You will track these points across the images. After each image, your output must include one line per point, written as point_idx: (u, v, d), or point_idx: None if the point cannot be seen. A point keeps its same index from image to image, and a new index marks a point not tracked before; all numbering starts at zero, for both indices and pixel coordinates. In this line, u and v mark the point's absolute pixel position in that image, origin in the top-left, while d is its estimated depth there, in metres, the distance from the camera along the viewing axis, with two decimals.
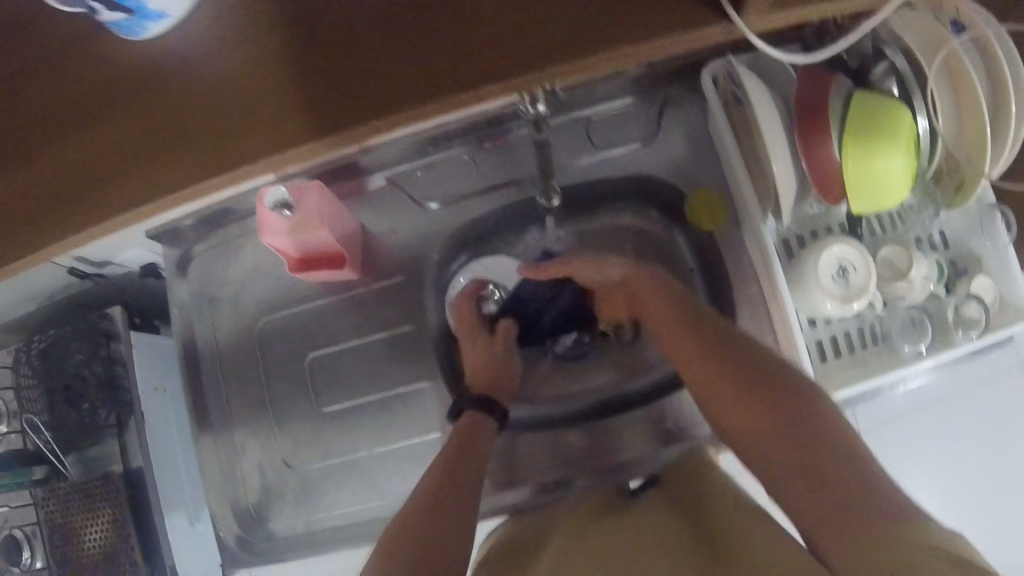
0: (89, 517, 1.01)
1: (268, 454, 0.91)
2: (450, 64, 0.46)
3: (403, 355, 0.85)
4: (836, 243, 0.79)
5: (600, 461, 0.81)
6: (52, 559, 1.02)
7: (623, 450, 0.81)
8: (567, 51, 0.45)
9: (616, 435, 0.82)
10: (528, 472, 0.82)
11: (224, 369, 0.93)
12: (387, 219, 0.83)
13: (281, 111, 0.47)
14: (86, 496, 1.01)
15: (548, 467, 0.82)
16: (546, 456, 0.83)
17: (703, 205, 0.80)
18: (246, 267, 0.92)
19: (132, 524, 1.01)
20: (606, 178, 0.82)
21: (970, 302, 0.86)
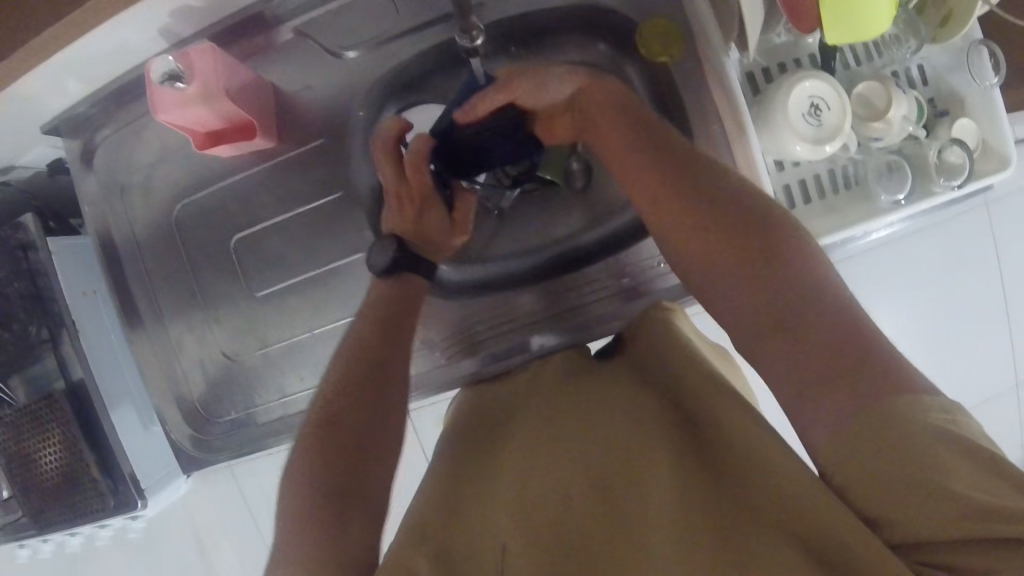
0: (40, 440, 0.92)
1: (207, 349, 0.85)
2: None
3: (337, 227, 0.77)
4: (806, 76, 0.70)
5: (561, 321, 0.77)
6: (16, 489, 0.93)
7: (585, 306, 0.77)
8: None
9: (578, 291, 0.77)
10: (481, 343, 0.77)
11: (151, 265, 0.85)
12: (301, 73, 0.74)
13: None
14: (33, 419, 0.92)
15: (505, 333, 0.77)
16: (501, 321, 0.78)
17: (656, 34, 0.70)
18: (155, 147, 0.82)
19: (86, 443, 0.92)
20: (544, 10, 0.73)
21: (953, 148, 0.78)
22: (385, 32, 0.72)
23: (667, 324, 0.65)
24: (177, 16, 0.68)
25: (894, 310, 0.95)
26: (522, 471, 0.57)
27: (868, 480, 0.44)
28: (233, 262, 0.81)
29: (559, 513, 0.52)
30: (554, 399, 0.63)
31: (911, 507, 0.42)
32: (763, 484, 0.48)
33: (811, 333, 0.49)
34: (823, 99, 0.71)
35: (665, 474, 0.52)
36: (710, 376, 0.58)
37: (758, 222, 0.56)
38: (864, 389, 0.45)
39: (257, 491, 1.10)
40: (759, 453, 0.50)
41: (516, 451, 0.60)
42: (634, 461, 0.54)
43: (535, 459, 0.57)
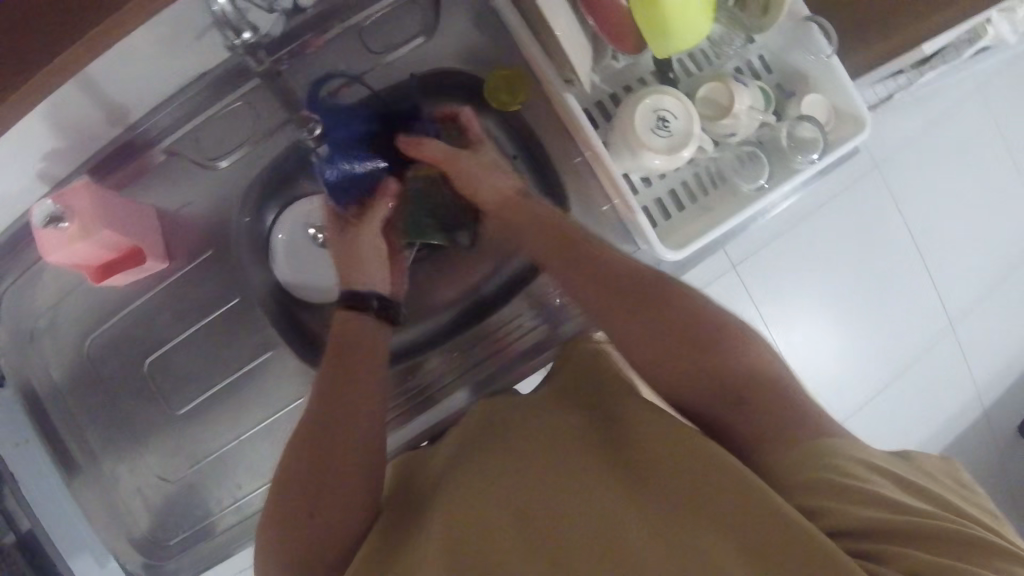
0: None
1: (141, 476, 0.84)
2: None
3: (243, 328, 0.79)
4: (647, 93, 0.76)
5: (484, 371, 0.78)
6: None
7: (505, 351, 0.79)
8: None
9: (496, 335, 0.79)
10: (426, 400, 0.79)
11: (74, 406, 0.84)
12: (179, 191, 0.77)
13: None
14: None
15: (433, 395, 0.79)
16: (430, 385, 0.79)
17: (501, 85, 0.74)
18: (53, 289, 0.82)
19: None
20: (396, 83, 0.76)
21: (803, 124, 0.82)
22: (248, 137, 0.75)
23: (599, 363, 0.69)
24: (49, 159, 0.70)
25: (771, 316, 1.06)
26: (453, 513, 0.55)
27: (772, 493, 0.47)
28: (150, 385, 0.81)
29: (488, 550, 0.51)
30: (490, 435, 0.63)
31: (843, 517, 0.46)
32: (686, 501, 0.49)
33: (733, 371, 0.56)
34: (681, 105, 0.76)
35: (596, 500, 0.52)
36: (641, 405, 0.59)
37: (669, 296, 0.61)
38: (768, 416, 0.54)
39: None
40: (682, 474, 0.51)
41: (450, 487, 0.58)
42: (567, 487, 0.53)
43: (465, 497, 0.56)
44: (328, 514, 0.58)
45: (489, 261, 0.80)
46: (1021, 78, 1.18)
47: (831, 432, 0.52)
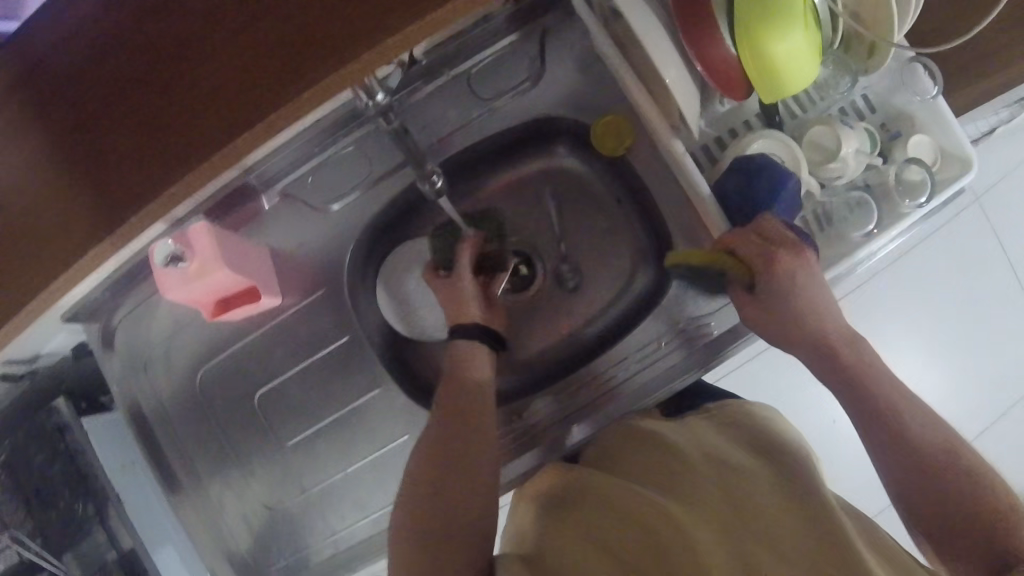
0: None
1: (247, 503, 0.88)
2: (290, 66, 0.49)
3: (349, 364, 0.81)
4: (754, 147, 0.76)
5: (590, 411, 0.77)
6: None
7: (607, 394, 0.77)
8: (367, 35, 0.47)
9: (599, 377, 0.78)
10: (532, 439, 0.79)
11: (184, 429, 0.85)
12: (291, 233, 0.80)
13: (157, 142, 0.51)
14: None
15: (536, 434, 0.79)
16: (535, 423, 0.79)
17: (608, 131, 0.75)
18: (168, 321, 0.86)
19: None
20: (501, 130, 0.77)
21: (910, 167, 0.82)
22: (361, 181, 0.77)
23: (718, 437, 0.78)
24: None
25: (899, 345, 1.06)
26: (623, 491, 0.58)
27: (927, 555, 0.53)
28: (258, 417, 0.85)
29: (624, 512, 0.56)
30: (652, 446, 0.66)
31: None
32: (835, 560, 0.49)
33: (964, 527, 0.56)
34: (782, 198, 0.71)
35: (759, 491, 0.56)
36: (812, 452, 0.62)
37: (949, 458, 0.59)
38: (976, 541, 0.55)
39: None
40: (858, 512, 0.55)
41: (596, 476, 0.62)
42: (737, 480, 0.57)
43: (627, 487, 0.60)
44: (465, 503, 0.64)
45: (597, 300, 0.82)
46: None
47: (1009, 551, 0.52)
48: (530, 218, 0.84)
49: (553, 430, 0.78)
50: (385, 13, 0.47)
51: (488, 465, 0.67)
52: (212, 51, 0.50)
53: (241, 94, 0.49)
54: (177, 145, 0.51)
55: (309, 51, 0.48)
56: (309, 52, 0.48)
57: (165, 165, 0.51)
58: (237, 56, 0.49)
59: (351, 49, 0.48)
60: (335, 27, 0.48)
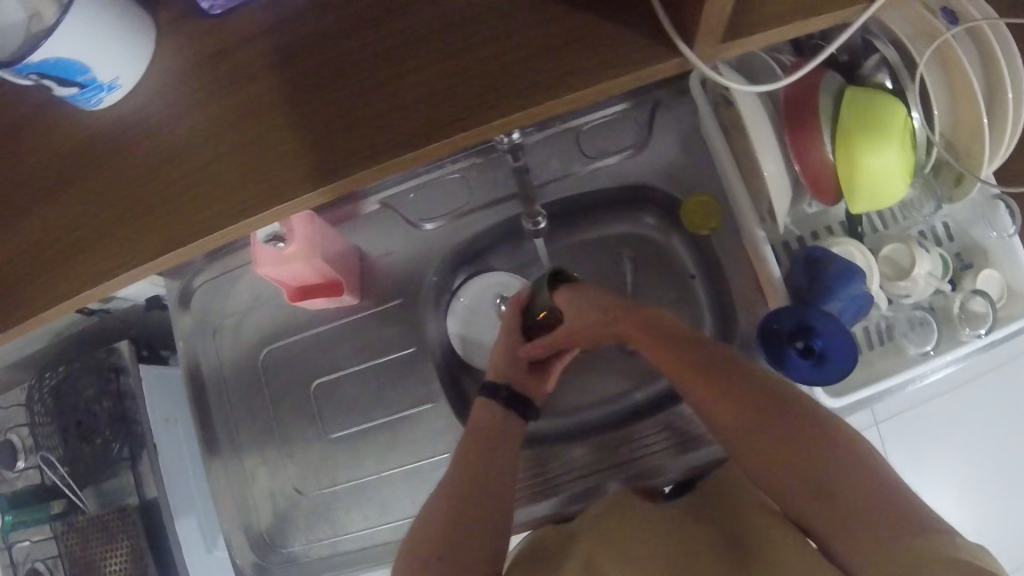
0: (108, 550, 1.00)
1: (279, 482, 0.92)
2: (465, 104, 0.56)
3: (406, 372, 0.85)
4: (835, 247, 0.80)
5: (628, 467, 0.80)
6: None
7: (643, 456, 0.80)
8: (541, 92, 0.55)
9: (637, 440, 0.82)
10: (558, 485, 0.82)
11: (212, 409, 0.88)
12: (381, 239, 0.85)
13: (324, 139, 0.57)
14: (104, 529, 1.00)
15: (571, 478, 0.82)
16: (572, 468, 0.82)
17: (698, 208, 0.79)
18: (248, 295, 0.92)
19: (149, 555, 0.99)
20: (597, 188, 0.82)
21: (975, 298, 0.84)
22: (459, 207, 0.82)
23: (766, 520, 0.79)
24: None
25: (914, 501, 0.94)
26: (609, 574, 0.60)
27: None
28: (310, 403, 0.89)
29: None
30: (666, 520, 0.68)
31: None
32: None
33: None
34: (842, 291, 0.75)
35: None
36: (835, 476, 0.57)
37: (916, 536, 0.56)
38: None
39: None
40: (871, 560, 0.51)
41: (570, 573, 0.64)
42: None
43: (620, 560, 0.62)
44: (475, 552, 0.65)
45: (646, 367, 0.84)
46: None
47: None
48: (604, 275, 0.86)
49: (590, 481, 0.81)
50: (560, 76, 0.55)
51: (510, 493, 0.71)
52: (395, 77, 0.57)
53: (429, 107, 0.56)
54: (345, 143, 0.57)
55: (484, 94, 0.56)
56: (483, 95, 0.56)
57: (330, 156, 0.57)
58: (419, 85, 0.57)
59: (533, 95, 0.55)
60: (512, 79, 0.56)
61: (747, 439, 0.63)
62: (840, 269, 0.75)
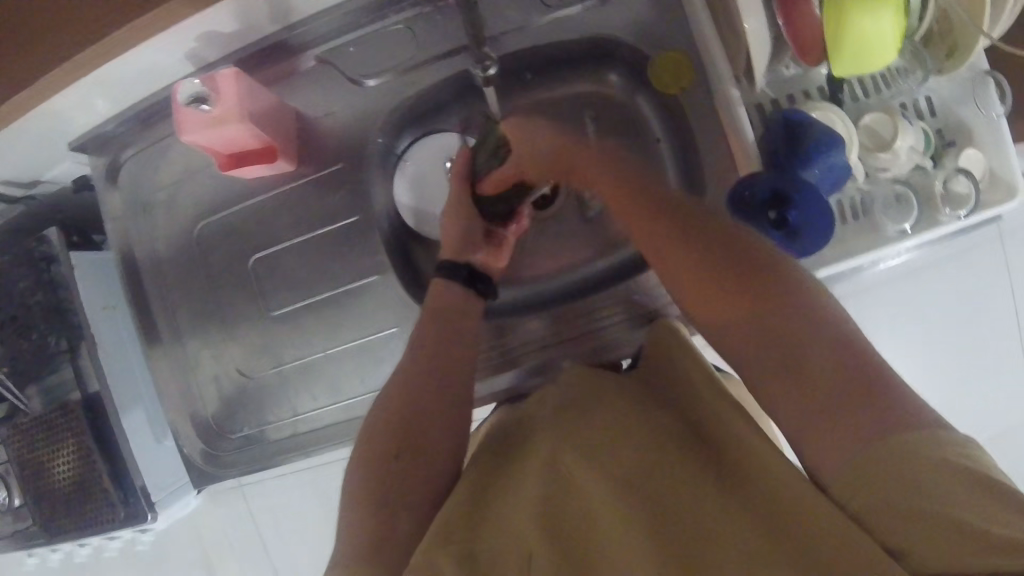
0: (54, 449, 0.95)
1: (222, 366, 0.87)
2: None
3: (352, 245, 0.79)
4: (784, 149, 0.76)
5: (587, 341, 0.77)
6: (27, 497, 0.96)
7: (601, 329, 0.77)
8: None
9: (595, 313, 0.77)
10: (518, 357, 0.78)
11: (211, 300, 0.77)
12: (323, 99, 0.78)
13: None
14: (50, 429, 0.94)
15: (526, 353, 0.78)
16: (528, 342, 0.78)
17: (669, 66, 0.73)
18: (179, 167, 0.84)
19: (98, 453, 0.95)
20: (557, 44, 0.75)
21: (958, 177, 0.78)
22: (406, 61, 0.75)
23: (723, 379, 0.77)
24: (206, 41, 0.72)
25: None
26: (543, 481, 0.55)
27: (957, 485, 0.43)
28: (250, 280, 0.83)
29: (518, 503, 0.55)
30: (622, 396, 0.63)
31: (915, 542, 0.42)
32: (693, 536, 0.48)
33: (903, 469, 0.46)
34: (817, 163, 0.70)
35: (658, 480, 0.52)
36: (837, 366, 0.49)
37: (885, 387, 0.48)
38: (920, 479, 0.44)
39: (271, 505, 1.14)
40: (864, 475, 0.46)
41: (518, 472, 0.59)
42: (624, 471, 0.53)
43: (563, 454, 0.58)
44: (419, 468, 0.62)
45: (615, 235, 0.80)
46: None
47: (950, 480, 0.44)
48: None
49: (544, 353, 0.77)
50: None
51: (463, 368, 0.69)
52: None
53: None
54: None
55: None
56: None
57: None
58: None
59: None
60: None
61: (735, 332, 0.56)
62: (819, 138, 0.70)
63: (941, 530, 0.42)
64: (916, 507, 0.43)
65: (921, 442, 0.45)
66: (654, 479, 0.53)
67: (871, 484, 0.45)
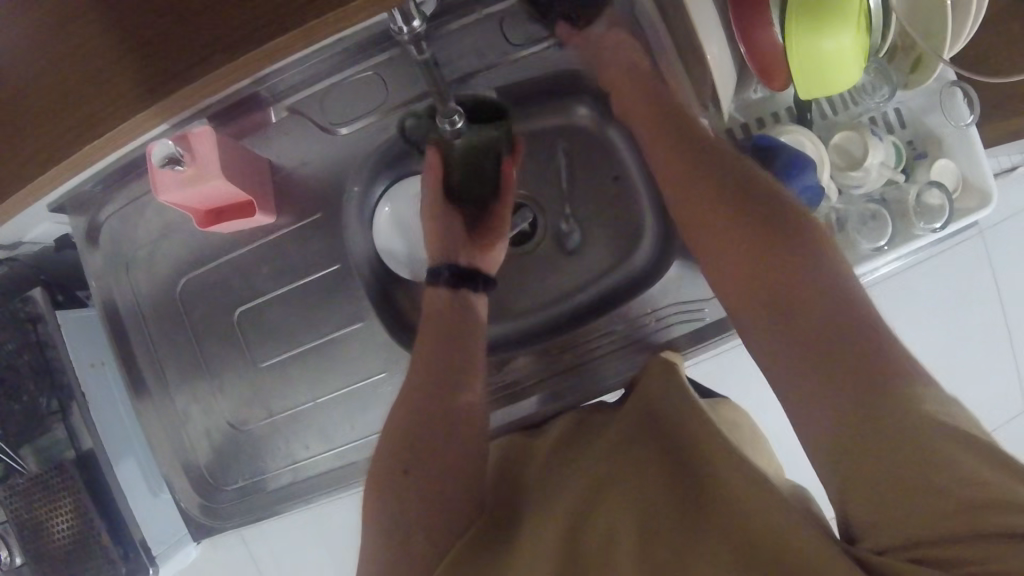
0: (50, 510, 0.93)
1: (213, 419, 0.86)
2: None
3: (335, 292, 0.80)
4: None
5: (576, 373, 0.77)
6: (25, 555, 0.94)
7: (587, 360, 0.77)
8: None
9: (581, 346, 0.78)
10: (521, 393, 0.78)
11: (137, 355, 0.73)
12: (298, 149, 0.78)
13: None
14: (46, 489, 0.93)
15: (521, 392, 0.78)
16: (525, 377, 0.78)
17: (637, 99, 0.74)
18: (159, 223, 0.84)
19: (96, 512, 0.93)
20: (526, 81, 0.76)
21: (932, 190, 0.78)
22: (380, 106, 0.76)
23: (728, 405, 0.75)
24: None
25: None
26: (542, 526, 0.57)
27: (951, 445, 0.43)
28: (235, 332, 0.83)
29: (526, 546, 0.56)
30: (612, 430, 0.64)
31: (907, 520, 0.43)
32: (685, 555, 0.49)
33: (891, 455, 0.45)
34: (800, 180, 0.71)
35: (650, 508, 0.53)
36: (818, 346, 0.50)
37: (880, 364, 0.48)
38: (929, 454, 0.43)
39: (269, 550, 1.13)
40: (854, 460, 0.46)
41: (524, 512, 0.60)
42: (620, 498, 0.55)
43: (584, 516, 0.56)
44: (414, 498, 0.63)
45: (597, 266, 0.80)
46: None
47: (941, 438, 0.44)
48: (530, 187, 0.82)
49: (535, 391, 0.77)
50: None
51: (459, 424, 0.67)
52: None
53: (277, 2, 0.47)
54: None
55: None
56: None
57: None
58: None
59: None
60: None
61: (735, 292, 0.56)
62: (793, 158, 0.71)
63: (923, 496, 0.43)
64: (924, 494, 0.43)
65: (907, 411, 0.45)
66: (676, 524, 0.52)
67: (865, 471, 0.45)
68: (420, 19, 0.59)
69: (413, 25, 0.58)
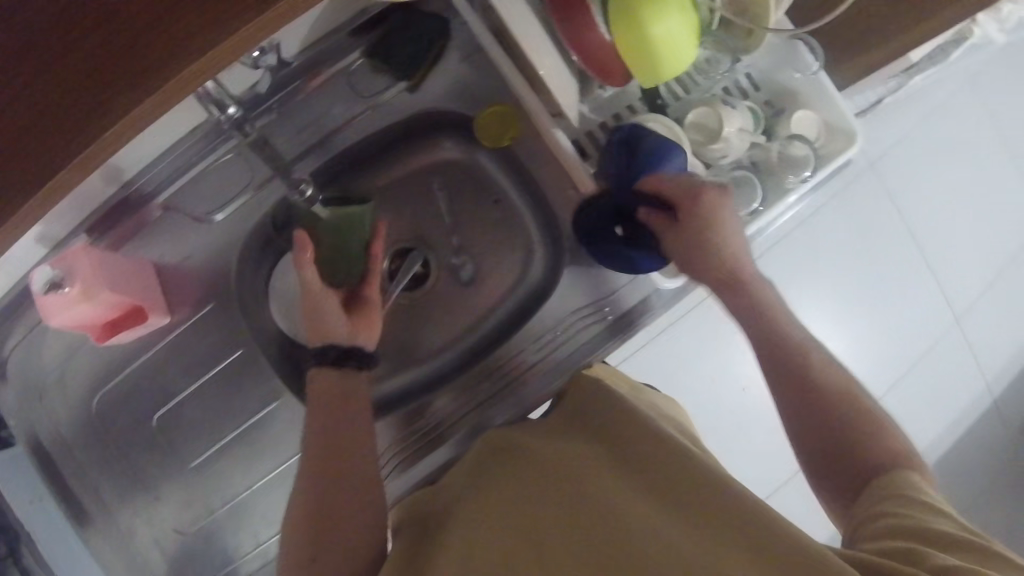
0: None
1: (157, 528, 0.83)
2: None
3: (249, 372, 0.81)
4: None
5: (500, 387, 0.79)
6: None
7: (503, 371, 0.80)
8: None
9: (500, 366, 0.80)
10: (440, 435, 0.79)
11: (33, 483, 0.78)
12: (179, 245, 0.78)
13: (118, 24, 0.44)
14: None
15: (452, 421, 0.80)
16: (455, 411, 0.80)
17: (492, 121, 0.75)
18: (56, 349, 0.80)
19: None
20: (381, 127, 0.78)
21: (793, 143, 0.82)
22: (250, 183, 0.76)
23: (648, 392, 0.78)
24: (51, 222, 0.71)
25: (750, 372, 1.11)
26: (503, 535, 0.56)
27: (971, 555, 0.47)
28: (160, 437, 0.83)
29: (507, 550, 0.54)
30: (567, 435, 0.66)
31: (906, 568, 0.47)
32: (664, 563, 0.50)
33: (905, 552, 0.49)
34: (664, 168, 0.70)
35: (613, 513, 0.54)
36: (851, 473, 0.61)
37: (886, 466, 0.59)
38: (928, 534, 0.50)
39: None
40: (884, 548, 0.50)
41: (470, 512, 0.60)
42: (595, 503, 0.55)
43: (504, 506, 0.59)
44: (362, 529, 0.62)
45: (496, 290, 0.83)
46: (998, 79, 1.23)
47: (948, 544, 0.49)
48: (416, 227, 0.84)
49: (466, 420, 0.79)
50: None
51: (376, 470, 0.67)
52: None
53: None
54: (152, 42, 0.46)
55: None
56: None
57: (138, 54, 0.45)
58: None
59: None
60: None
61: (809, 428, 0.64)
62: (654, 148, 0.70)
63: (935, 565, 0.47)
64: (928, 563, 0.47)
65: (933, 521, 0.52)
66: (588, 532, 0.53)
67: (889, 543, 0.51)
68: (235, 105, 0.68)
69: (228, 111, 0.67)
